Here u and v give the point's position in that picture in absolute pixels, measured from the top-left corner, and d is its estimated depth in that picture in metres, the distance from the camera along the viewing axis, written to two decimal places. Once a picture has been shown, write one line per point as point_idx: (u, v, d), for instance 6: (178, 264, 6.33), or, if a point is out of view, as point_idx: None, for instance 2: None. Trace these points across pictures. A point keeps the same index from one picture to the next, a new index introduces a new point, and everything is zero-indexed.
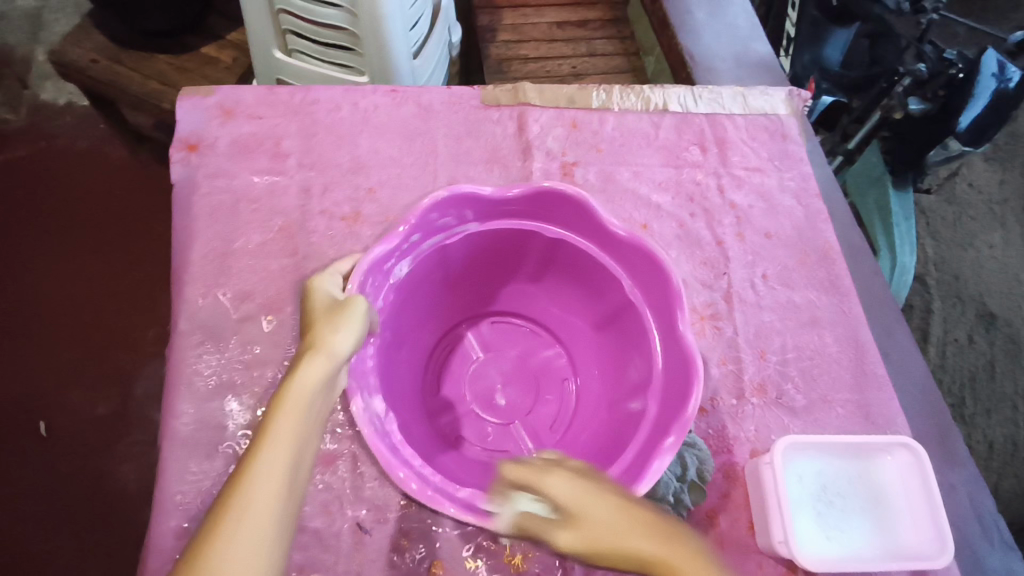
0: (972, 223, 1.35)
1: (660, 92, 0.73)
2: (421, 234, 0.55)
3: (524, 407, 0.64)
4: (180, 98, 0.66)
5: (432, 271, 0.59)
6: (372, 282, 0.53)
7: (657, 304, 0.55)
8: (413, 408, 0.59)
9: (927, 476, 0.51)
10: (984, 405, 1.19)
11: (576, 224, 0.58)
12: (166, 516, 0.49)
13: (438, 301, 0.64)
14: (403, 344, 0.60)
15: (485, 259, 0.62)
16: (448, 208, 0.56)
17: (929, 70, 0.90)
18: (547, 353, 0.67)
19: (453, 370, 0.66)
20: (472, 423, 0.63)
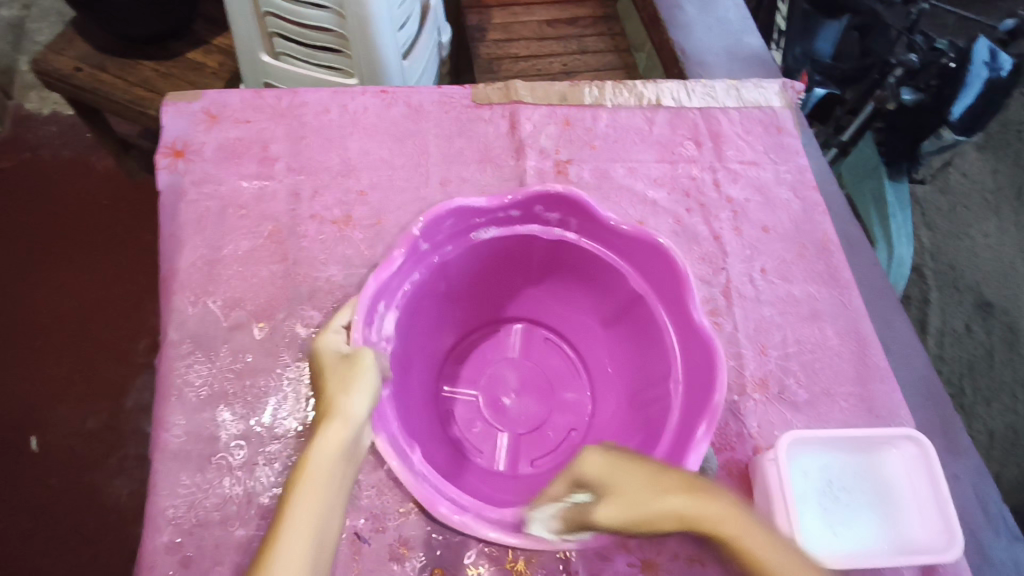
0: (966, 212, 1.35)
1: (652, 87, 0.72)
2: (517, 210, 0.56)
3: (512, 429, 0.62)
4: (165, 104, 0.65)
5: (510, 255, 0.60)
6: (452, 227, 0.55)
7: (693, 384, 0.51)
8: (424, 366, 0.61)
9: (934, 468, 0.50)
10: (983, 394, 1.19)
11: (658, 283, 0.55)
12: (158, 532, 0.48)
13: (505, 287, 0.64)
14: (447, 306, 0.62)
15: (564, 268, 0.61)
16: (554, 206, 0.56)
17: (921, 60, 0.90)
18: (571, 399, 0.64)
19: (482, 347, 0.66)
20: (466, 411, 0.63)
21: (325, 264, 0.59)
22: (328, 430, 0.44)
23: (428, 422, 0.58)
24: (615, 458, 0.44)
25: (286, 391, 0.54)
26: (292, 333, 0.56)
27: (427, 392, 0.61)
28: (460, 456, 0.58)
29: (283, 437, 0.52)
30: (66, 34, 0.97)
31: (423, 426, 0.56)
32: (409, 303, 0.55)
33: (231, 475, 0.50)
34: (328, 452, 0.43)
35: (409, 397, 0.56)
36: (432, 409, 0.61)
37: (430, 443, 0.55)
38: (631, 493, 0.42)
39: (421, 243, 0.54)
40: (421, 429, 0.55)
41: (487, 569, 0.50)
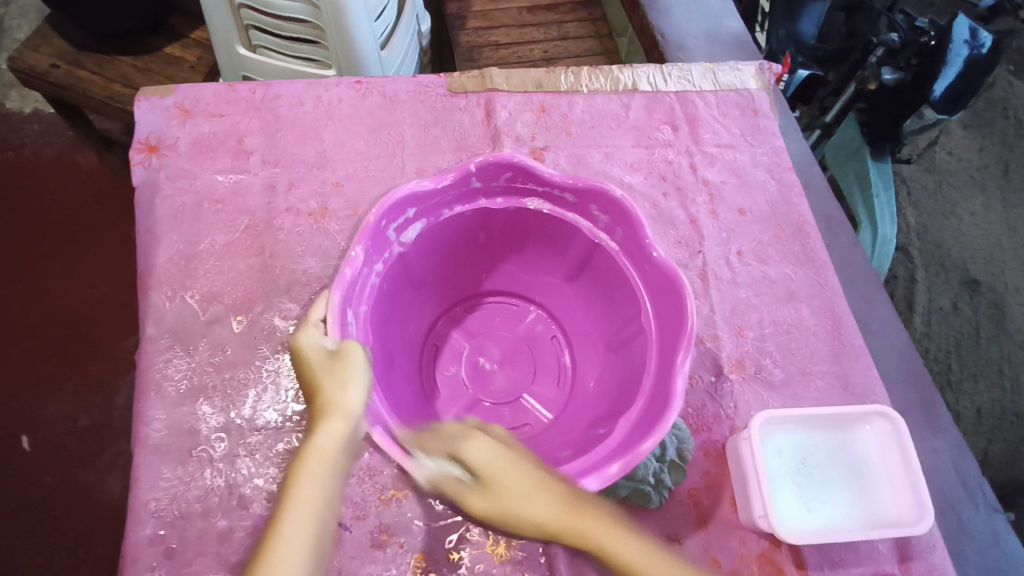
0: (952, 190, 1.36)
1: (628, 72, 0.72)
2: (571, 191, 0.56)
3: (472, 398, 0.63)
4: (139, 100, 0.65)
5: (551, 236, 0.61)
6: (509, 180, 0.57)
7: (654, 401, 0.49)
8: (429, 298, 0.64)
9: (905, 443, 0.51)
10: (970, 371, 1.19)
11: (667, 312, 0.53)
12: (141, 524, 0.49)
13: (540, 268, 0.64)
14: (478, 255, 0.64)
15: (593, 272, 0.60)
16: (608, 208, 0.56)
17: (901, 39, 0.89)
18: (535, 406, 0.63)
19: (496, 310, 0.67)
20: (450, 354, 0.65)
21: (302, 256, 0.60)
22: (328, 425, 0.46)
23: (404, 360, 0.60)
24: (500, 452, 0.46)
25: (265, 383, 0.54)
26: (270, 326, 0.56)
27: (420, 320, 0.64)
28: (419, 394, 0.60)
29: (263, 429, 0.53)
30: (41, 31, 0.97)
31: (397, 357, 0.59)
32: (431, 236, 0.58)
33: (212, 467, 0.51)
34: (326, 445, 0.45)
35: (391, 329, 0.58)
36: (416, 340, 0.63)
37: (396, 380, 0.56)
38: (507, 487, 0.45)
39: (475, 179, 0.56)
40: (391, 357, 0.57)
41: (468, 553, 0.50)
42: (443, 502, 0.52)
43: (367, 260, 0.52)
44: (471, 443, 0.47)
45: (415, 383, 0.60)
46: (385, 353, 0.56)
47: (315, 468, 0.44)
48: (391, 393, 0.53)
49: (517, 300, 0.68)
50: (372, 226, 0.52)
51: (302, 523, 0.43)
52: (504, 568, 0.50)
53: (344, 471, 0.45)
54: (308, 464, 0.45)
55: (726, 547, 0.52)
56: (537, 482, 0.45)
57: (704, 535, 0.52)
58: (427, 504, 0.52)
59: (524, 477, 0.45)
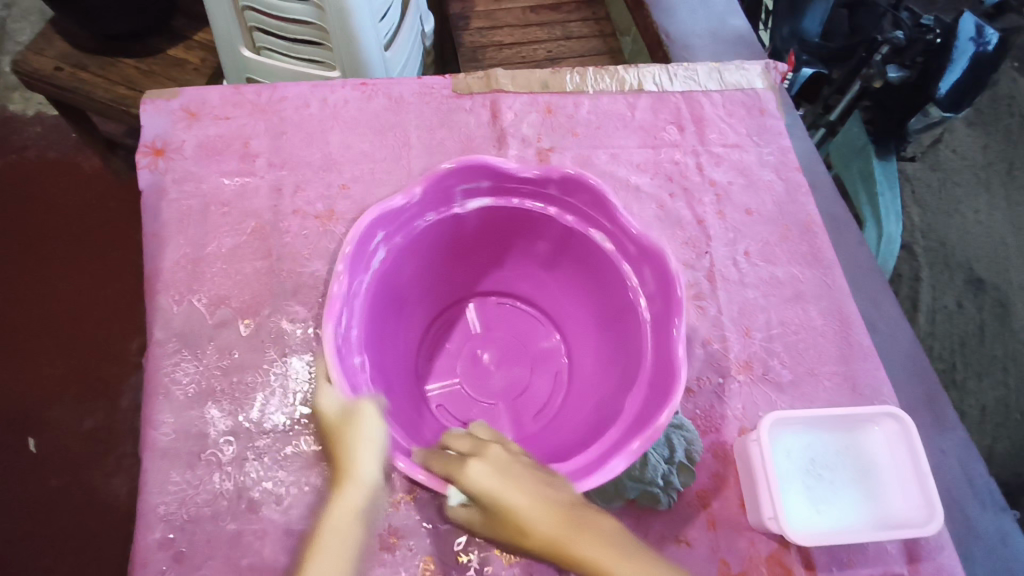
0: (957, 188, 1.35)
1: (634, 72, 0.72)
2: (630, 239, 0.54)
3: (454, 384, 0.64)
4: (144, 103, 0.65)
5: (596, 272, 0.59)
6: (578, 200, 0.56)
7: (614, 444, 0.47)
8: (468, 278, 0.66)
9: (915, 443, 0.51)
10: (975, 369, 1.19)
11: (658, 380, 0.49)
12: (150, 528, 0.49)
13: (581, 302, 0.63)
14: (528, 261, 0.64)
15: (616, 322, 0.58)
16: (657, 270, 0.52)
17: (906, 37, 0.87)
18: (503, 420, 0.62)
19: (523, 318, 0.67)
20: (462, 333, 0.67)
21: (309, 259, 0.59)
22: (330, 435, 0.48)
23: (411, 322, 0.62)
24: (501, 473, 0.44)
25: (273, 386, 0.54)
26: (277, 329, 0.56)
27: (454, 290, 0.66)
28: (407, 355, 0.62)
29: (271, 432, 0.53)
30: (44, 33, 0.97)
31: (399, 322, 0.61)
32: (485, 221, 0.59)
33: (221, 471, 0.51)
34: (342, 520, 0.45)
35: (411, 286, 0.61)
36: (439, 305, 0.66)
37: (385, 336, 0.58)
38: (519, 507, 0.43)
39: (554, 187, 0.56)
40: (393, 316, 0.59)
41: (477, 555, 0.50)
42: None
43: (419, 205, 0.55)
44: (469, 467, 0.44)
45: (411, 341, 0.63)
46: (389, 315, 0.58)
47: (331, 542, 0.44)
48: (375, 363, 0.54)
49: (549, 324, 0.67)
50: (438, 177, 0.53)
51: (339, 536, 0.45)
52: (513, 571, 0.50)
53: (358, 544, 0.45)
54: (324, 542, 0.44)
55: (735, 549, 0.52)
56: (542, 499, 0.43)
57: (713, 537, 0.52)
58: (435, 507, 0.52)
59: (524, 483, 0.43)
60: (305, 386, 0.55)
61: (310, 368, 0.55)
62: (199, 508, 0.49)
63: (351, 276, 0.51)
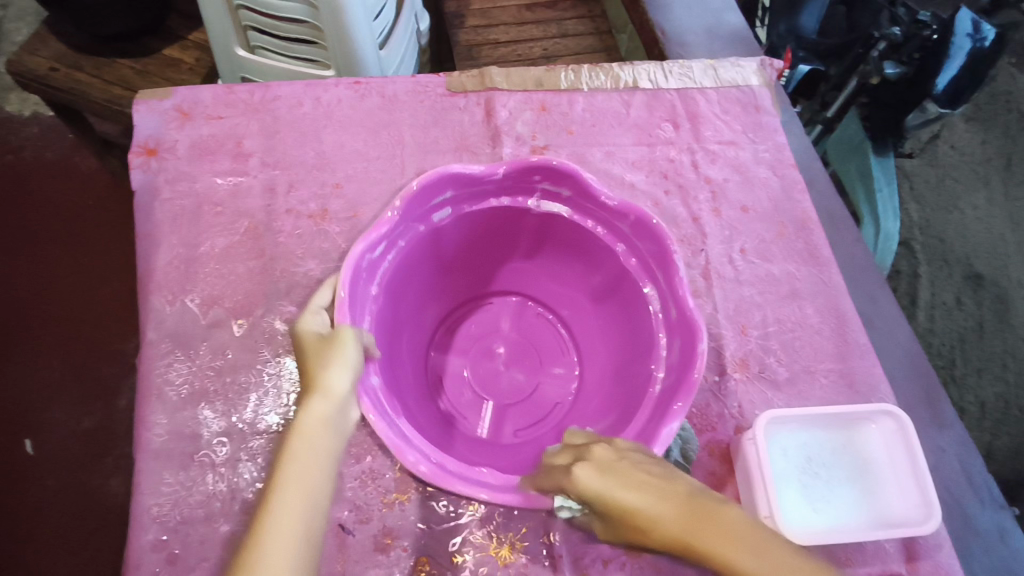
0: (956, 184, 1.35)
1: (629, 70, 0.72)
2: (678, 305, 0.52)
3: (459, 361, 0.65)
4: (137, 103, 0.64)
5: (634, 317, 0.57)
6: (644, 244, 0.55)
7: None
8: (516, 275, 0.66)
9: (911, 442, 0.51)
10: (974, 365, 1.19)
11: (647, 425, 0.49)
12: (144, 530, 0.49)
13: (610, 343, 0.61)
14: (583, 287, 0.63)
15: (631, 365, 0.56)
16: (683, 333, 0.51)
17: (903, 33, 0.87)
18: (485, 417, 0.62)
19: (552, 340, 0.66)
20: (488, 319, 0.67)
21: (302, 258, 0.59)
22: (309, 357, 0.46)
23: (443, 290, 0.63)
24: (608, 469, 0.40)
25: (267, 387, 0.54)
26: (271, 330, 0.56)
27: (504, 279, 0.66)
28: (430, 311, 0.64)
29: (264, 433, 0.52)
30: (39, 33, 0.96)
31: (427, 288, 0.62)
32: (550, 227, 0.59)
33: (214, 472, 0.51)
34: (316, 426, 0.42)
35: (463, 255, 0.62)
36: (486, 287, 0.67)
37: (413, 290, 0.60)
38: (622, 508, 0.39)
39: (627, 226, 0.55)
40: (429, 275, 0.61)
41: (472, 555, 0.50)
42: (447, 504, 0.52)
43: (500, 182, 0.56)
44: (580, 470, 0.40)
45: (442, 299, 0.65)
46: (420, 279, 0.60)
47: (304, 445, 0.41)
48: (384, 331, 0.55)
49: (576, 356, 0.65)
50: (527, 164, 0.54)
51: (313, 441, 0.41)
52: (508, 572, 0.50)
53: (339, 448, 0.42)
54: (294, 447, 0.40)
55: None
56: (648, 491, 0.39)
57: None
58: (430, 508, 0.51)
59: (630, 486, 0.39)
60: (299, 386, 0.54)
61: None
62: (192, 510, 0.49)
63: (403, 217, 0.54)
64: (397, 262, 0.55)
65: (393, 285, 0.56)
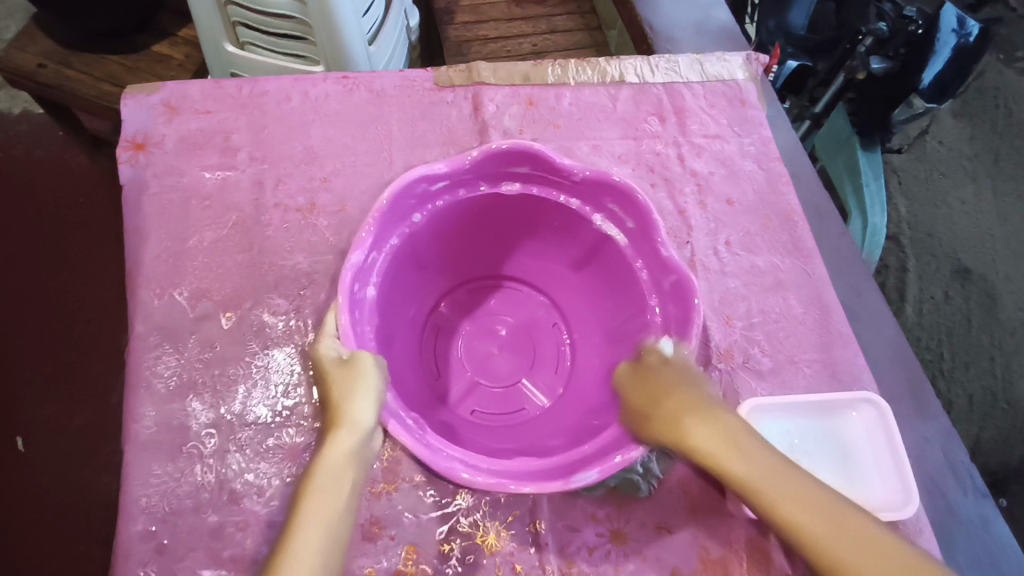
0: (944, 179, 1.36)
1: (616, 64, 0.72)
2: (671, 364, 0.50)
3: (463, 324, 0.67)
4: (125, 98, 0.65)
5: (631, 358, 0.56)
6: (674, 307, 0.53)
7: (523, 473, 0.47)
8: (553, 279, 0.66)
9: (891, 431, 0.53)
10: (962, 358, 1.20)
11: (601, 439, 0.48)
12: (132, 521, 0.49)
13: (601, 365, 0.61)
14: (603, 318, 0.62)
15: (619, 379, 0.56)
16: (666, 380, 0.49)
17: (889, 28, 0.89)
18: (456, 389, 0.64)
19: (550, 353, 0.66)
20: (510, 305, 0.68)
21: (290, 252, 0.60)
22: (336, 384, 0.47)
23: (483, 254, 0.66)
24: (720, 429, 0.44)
25: (255, 378, 0.54)
26: (260, 323, 0.56)
27: (542, 279, 0.67)
28: (466, 264, 0.66)
29: (253, 424, 0.53)
30: (27, 30, 0.96)
31: (466, 248, 0.64)
32: (601, 248, 0.59)
33: (203, 463, 0.51)
34: (339, 461, 0.43)
35: (518, 237, 0.64)
36: (525, 276, 0.68)
37: (445, 245, 0.62)
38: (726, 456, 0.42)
39: (661, 270, 0.54)
40: (473, 237, 0.63)
41: (459, 544, 0.51)
42: (434, 493, 0.52)
43: (576, 185, 0.57)
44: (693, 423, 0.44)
45: (482, 264, 0.67)
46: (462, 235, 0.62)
47: (319, 497, 0.40)
48: (392, 282, 0.57)
49: (566, 378, 0.64)
50: (605, 180, 0.55)
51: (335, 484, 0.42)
52: (495, 559, 0.50)
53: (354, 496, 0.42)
54: (316, 486, 0.41)
55: (715, 535, 0.52)
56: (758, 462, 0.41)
57: (693, 523, 0.53)
58: (417, 497, 0.52)
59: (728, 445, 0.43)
60: (287, 378, 0.55)
61: (291, 360, 0.55)
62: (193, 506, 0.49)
63: (476, 169, 0.56)
64: (446, 211, 0.58)
65: (432, 230, 0.59)
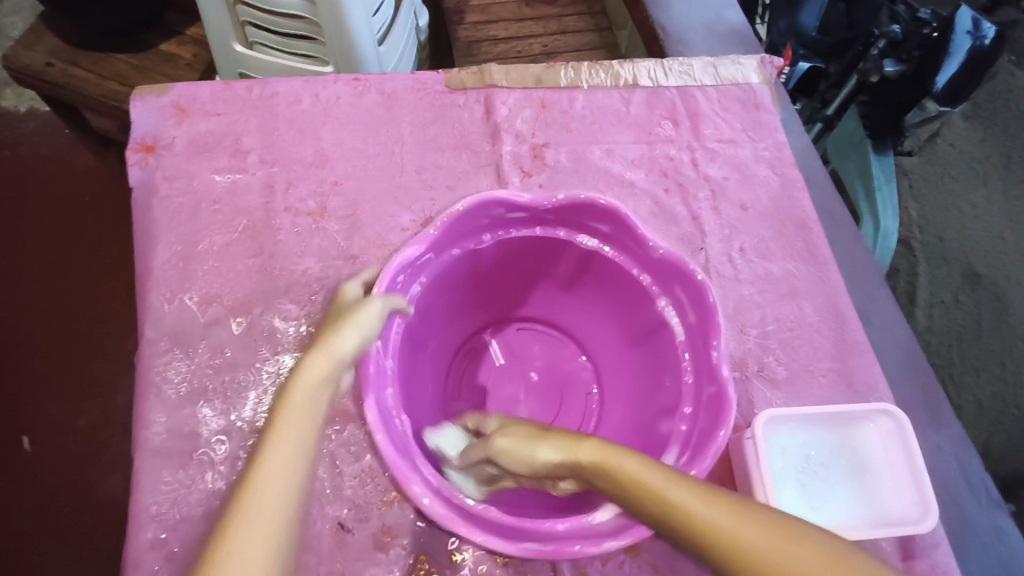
0: (955, 182, 1.35)
1: (629, 67, 0.72)
2: (708, 424, 0.50)
3: (498, 359, 0.70)
4: (135, 99, 0.64)
5: (656, 413, 0.57)
6: (704, 420, 0.51)
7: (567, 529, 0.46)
8: (599, 341, 0.68)
9: (909, 441, 0.51)
10: (972, 363, 1.19)
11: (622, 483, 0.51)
12: (142, 528, 0.49)
13: (624, 430, 0.62)
14: (634, 403, 0.62)
15: (647, 434, 0.57)
16: (700, 436, 0.50)
17: (903, 31, 0.87)
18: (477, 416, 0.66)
19: (576, 414, 0.67)
20: (549, 355, 0.71)
21: (301, 256, 0.59)
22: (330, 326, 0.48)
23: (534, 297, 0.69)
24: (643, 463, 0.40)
25: (265, 385, 0.54)
26: (272, 329, 0.56)
27: (588, 338, 0.69)
28: (513, 302, 0.69)
29: (264, 431, 0.52)
30: (34, 28, 0.95)
31: (517, 289, 0.68)
32: (649, 312, 0.59)
33: (213, 470, 0.51)
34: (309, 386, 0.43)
35: (568, 288, 0.66)
36: (571, 328, 0.70)
37: (495, 281, 0.66)
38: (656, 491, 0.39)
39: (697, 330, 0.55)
40: (524, 278, 0.66)
41: (471, 554, 0.50)
42: None
43: (649, 260, 0.57)
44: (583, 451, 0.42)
45: (531, 304, 0.70)
46: (511, 275, 0.65)
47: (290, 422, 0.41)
48: (441, 287, 0.61)
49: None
50: (679, 264, 0.54)
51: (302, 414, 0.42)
52: (508, 569, 0.50)
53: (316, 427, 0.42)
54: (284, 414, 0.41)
55: None
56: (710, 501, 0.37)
57: None
58: None
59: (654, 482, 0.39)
60: None
61: None
62: (210, 513, 0.49)
63: (532, 216, 0.58)
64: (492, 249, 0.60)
65: (478, 263, 0.62)
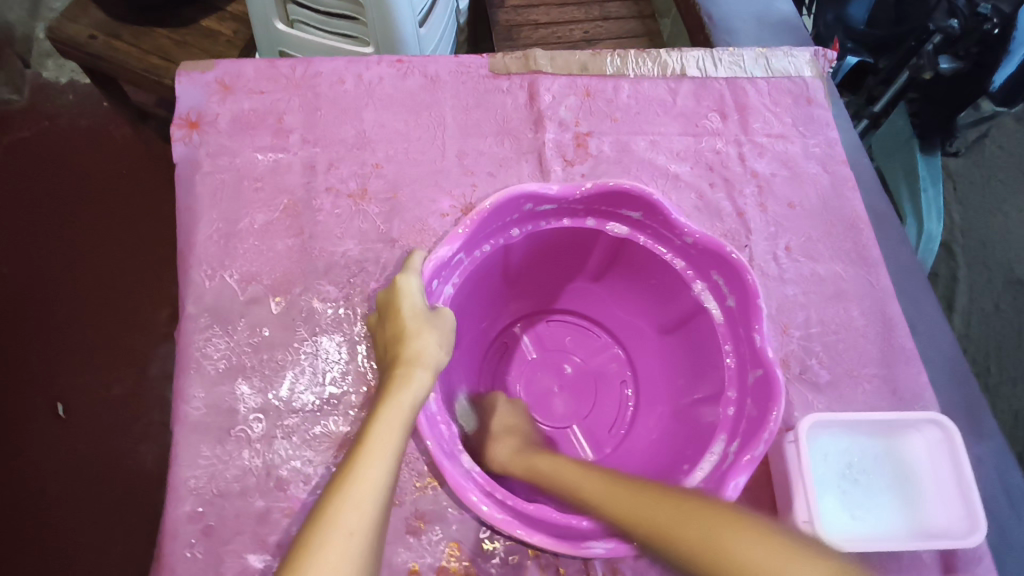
0: (1001, 186, 1.30)
1: (677, 57, 0.70)
2: (758, 407, 0.49)
3: (530, 351, 0.69)
4: (180, 74, 0.64)
5: (700, 407, 0.56)
6: (752, 407, 0.50)
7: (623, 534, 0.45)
8: (633, 332, 0.67)
9: (958, 453, 0.49)
10: (1010, 373, 1.15)
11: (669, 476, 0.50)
12: (180, 501, 0.49)
13: (667, 422, 0.61)
14: (673, 394, 0.62)
15: (693, 427, 0.56)
16: (752, 418, 0.50)
17: (961, 27, 0.79)
18: None
19: (612, 408, 0.66)
20: (581, 346, 0.69)
21: (341, 238, 0.59)
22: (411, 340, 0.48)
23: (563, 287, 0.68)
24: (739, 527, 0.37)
25: (303, 365, 0.54)
26: (311, 311, 0.56)
27: (620, 328, 0.68)
28: (543, 292, 0.68)
29: (300, 411, 0.53)
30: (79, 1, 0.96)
31: (546, 279, 0.67)
32: (686, 301, 0.58)
33: (250, 448, 0.51)
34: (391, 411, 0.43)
35: (600, 277, 0.65)
36: (601, 317, 0.69)
37: (524, 271, 0.65)
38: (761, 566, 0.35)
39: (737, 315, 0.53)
40: (556, 267, 0.65)
41: (502, 543, 0.50)
42: None
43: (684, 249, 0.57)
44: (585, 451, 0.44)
45: (559, 295, 0.69)
46: (541, 264, 0.64)
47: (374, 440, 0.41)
48: (473, 285, 0.60)
49: (621, 436, 0.64)
50: (717, 249, 0.54)
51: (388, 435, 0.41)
52: (539, 561, 0.50)
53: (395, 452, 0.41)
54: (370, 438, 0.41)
55: None
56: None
57: None
58: None
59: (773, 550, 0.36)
60: (336, 365, 0.54)
61: (340, 348, 0.55)
62: (246, 489, 0.50)
63: (569, 206, 0.57)
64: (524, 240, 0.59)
65: (509, 255, 0.60)
